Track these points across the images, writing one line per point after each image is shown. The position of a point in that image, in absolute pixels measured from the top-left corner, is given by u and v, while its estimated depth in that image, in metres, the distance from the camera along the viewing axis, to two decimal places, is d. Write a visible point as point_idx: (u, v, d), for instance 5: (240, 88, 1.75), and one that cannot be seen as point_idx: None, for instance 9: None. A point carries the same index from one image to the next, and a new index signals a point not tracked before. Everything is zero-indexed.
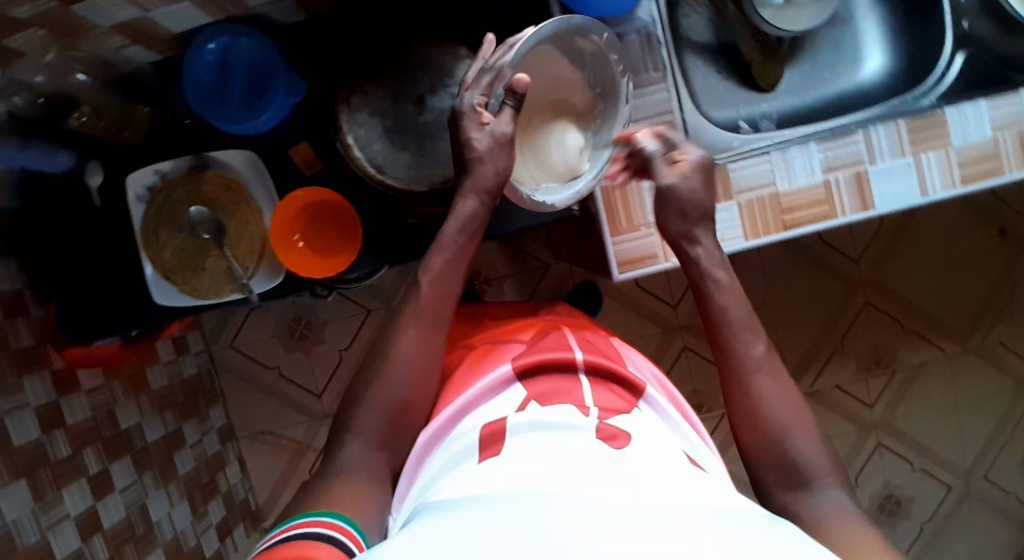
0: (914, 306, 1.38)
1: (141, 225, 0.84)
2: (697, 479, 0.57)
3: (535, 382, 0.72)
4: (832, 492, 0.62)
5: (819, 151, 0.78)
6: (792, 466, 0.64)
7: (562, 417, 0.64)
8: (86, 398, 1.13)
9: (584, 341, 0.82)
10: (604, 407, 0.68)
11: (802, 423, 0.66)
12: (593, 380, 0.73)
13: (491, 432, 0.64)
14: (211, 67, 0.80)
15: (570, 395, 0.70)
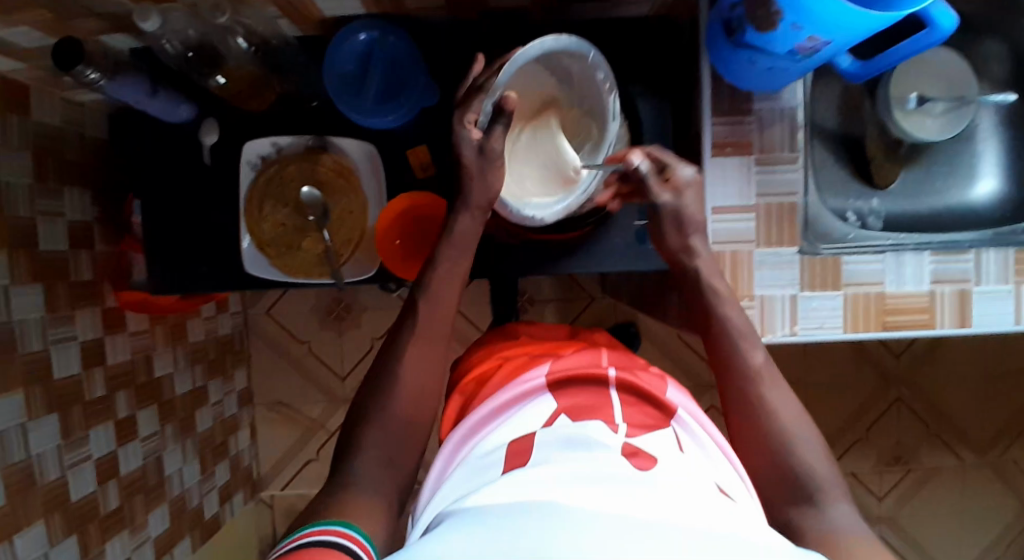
0: (942, 412, 1.40)
1: (249, 194, 0.85)
2: (727, 504, 0.52)
3: (565, 396, 0.68)
4: (837, 507, 0.60)
5: (931, 261, 0.79)
6: (793, 475, 0.63)
7: (595, 435, 0.60)
8: (128, 340, 1.11)
9: (623, 360, 0.76)
10: (635, 424, 0.64)
11: (802, 430, 0.66)
12: (626, 398, 0.68)
13: (515, 450, 0.61)
14: (354, 57, 0.82)
15: (599, 408, 0.65)
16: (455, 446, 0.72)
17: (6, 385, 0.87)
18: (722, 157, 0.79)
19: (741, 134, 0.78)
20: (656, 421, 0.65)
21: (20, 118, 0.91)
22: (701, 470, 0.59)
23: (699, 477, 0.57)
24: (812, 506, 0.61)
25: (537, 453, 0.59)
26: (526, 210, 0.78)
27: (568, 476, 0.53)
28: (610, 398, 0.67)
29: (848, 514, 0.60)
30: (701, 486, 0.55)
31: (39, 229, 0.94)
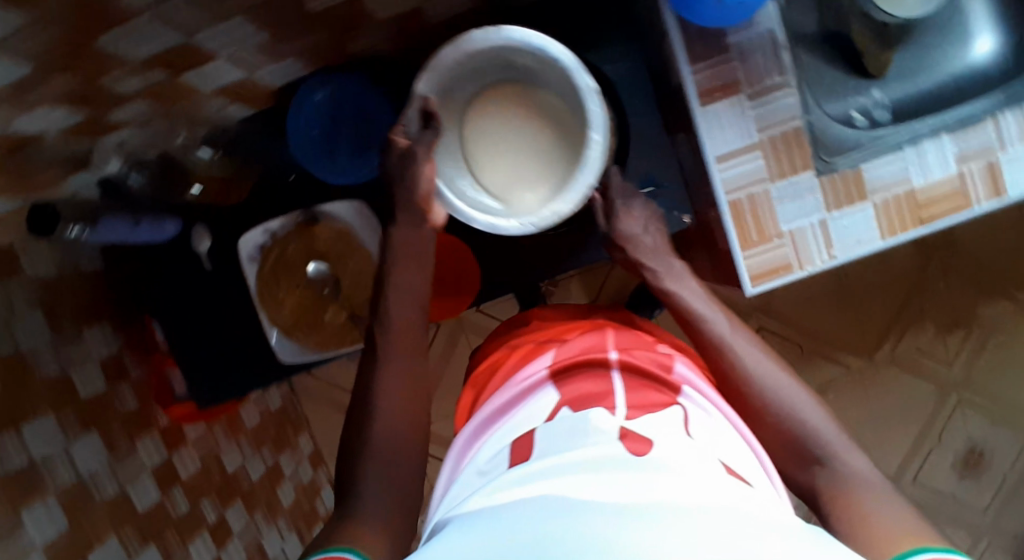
0: (989, 265, 1.37)
1: (258, 285, 0.83)
2: (738, 491, 0.48)
3: (569, 385, 0.67)
4: (848, 459, 0.61)
5: (951, 143, 0.76)
6: (797, 437, 0.63)
7: (596, 422, 0.58)
8: (194, 449, 1.12)
9: (630, 338, 0.74)
10: (636, 406, 0.62)
11: (805, 406, 0.65)
12: (630, 379, 0.66)
13: (520, 444, 0.60)
14: (318, 120, 0.78)
15: (602, 395, 0.63)
16: (460, 449, 0.70)
17: (98, 533, 0.88)
18: (712, 104, 0.75)
19: (725, 76, 0.74)
20: (663, 399, 0.63)
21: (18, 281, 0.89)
22: (708, 446, 0.57)
23: (703, 456, 0.54)
24: (819, 464, 0.61)
25: (540, 445, 0.58)
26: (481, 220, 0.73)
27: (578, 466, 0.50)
28: (611, 381, 0.66)
29: (864, 463, 0.60)
30: (710, 465, 0.52)
31: (74, 378, 0.94)
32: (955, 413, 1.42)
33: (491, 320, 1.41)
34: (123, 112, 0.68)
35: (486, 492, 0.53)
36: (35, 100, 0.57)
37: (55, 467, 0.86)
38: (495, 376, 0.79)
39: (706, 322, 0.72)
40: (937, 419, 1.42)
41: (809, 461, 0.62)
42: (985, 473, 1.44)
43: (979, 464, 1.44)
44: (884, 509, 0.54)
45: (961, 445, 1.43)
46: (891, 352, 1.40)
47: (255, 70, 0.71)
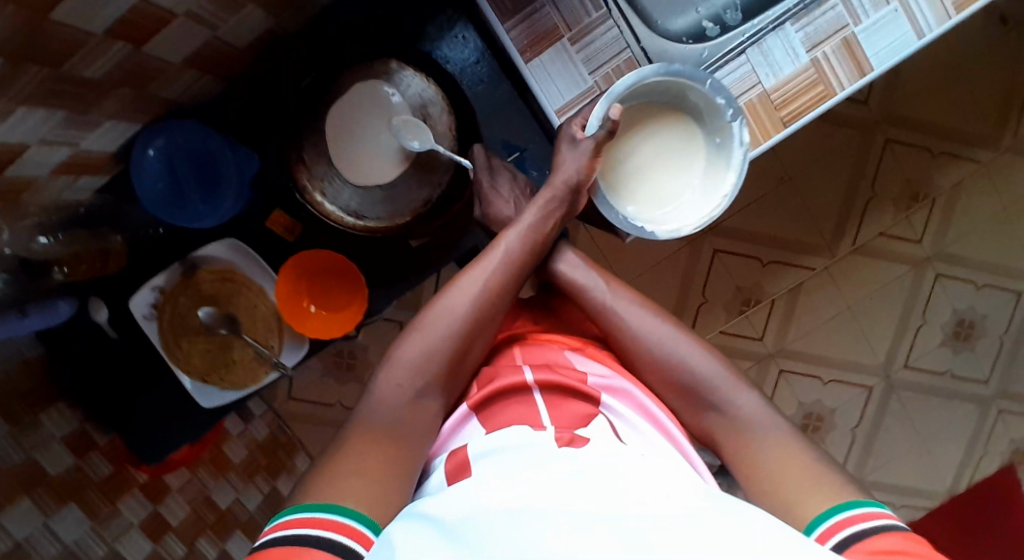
0: (937, 128, 1.31)
1: (163, 342, 0.84)
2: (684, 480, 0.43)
3: (495, 416, 0.56)
4: (742, 400, 0.62)
5: (797, 31, 0.72)
6: (698, 390, 0.64)
7: (514, 439, 0.50)
8: (180, 496, 1.18)
9: (535, 348, 0.65)
10: (564, 422, 0.53)
11: (697, 357, 0.65)
12: (551, 396, 0.57)
13: (455, 467, 0.52)
14: (160, 172, 0.77)
15: (524, 417, 0.54)
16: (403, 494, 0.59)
17: None
18: (536, 57, 0.71)
19: (541, 26, 0.70)
20: (585, 409, 0.56)
21: None
22: (637, 450, 0.51)
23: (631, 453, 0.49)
24: (714, 410, 0.63)
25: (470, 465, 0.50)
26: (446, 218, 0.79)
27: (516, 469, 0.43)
28: (535, 403, 0.56)
29: (754, 400, 0.62)
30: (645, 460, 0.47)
31: (41, 462, 0.98)
32: (936, 287, 1.37)
33: None
34: None
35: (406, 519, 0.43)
36: None
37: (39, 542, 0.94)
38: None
39: (588, 292, 0.71)
40: (919, 298, 1.37)
41: (706, 409, 0.63)
42: (978, 340, 1.40)
43: (971, 332, 1.40)
44: (777, 456, 0.58)
45: (948, 318, 1.38)
46: (855, 242, 1.35)
47: (79, 142, 0.68)
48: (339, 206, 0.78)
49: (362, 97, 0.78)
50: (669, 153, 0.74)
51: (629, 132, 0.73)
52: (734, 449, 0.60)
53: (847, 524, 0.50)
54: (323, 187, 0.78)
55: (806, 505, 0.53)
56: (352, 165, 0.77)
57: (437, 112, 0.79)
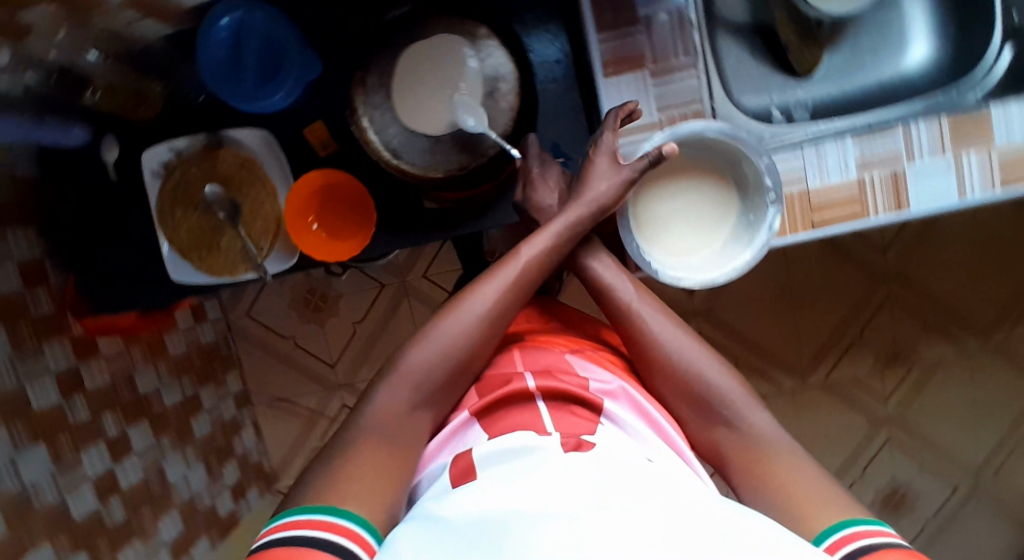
0: (938, 302, 1.34)
1: (159, 203, 0.84)
2: (673, 484, 0.43)
3: (498, 421, 0.56)
4: (754, 416, 0.61)
5: (855, 146, 0.74)
6: (710, 403, 0.62)
7: (520, 442, 0.51)
8: (105, 364, 1.13)
9: (541, 353, 0.65)
10: (567, 429, 0.54)
11: (712, 368, 0.64)
12: (556, 404, 0.57)
13: (458, 470, 0.52)
14: (223, 43, 0.77)
15: (528, 423, 0.54)
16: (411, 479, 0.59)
17: None
18: (616, 76, 0.73)
19: (631, 49, 0.73)
20: (586, 417, 0.56)
21: None
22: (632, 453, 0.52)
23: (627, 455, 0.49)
24: (726, 425, 0.62)
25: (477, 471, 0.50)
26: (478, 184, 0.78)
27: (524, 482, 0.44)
28: (538, 409, 0.56)
29: (768, 420, 0.61)
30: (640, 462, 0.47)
31: None
32: (884, 448, 1.39)
33: (435, 286, 1.45)
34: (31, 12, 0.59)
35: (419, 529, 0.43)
36: None
37: None
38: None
39: (614, 289, 0.70)
40: (866, 452, 1.39)
41: (719, 423, 0.62)
42: (904, 514, 1.41)
43: (899, 502, 1.41)
44: (791, 473, 0.56)
45: (883, 482, 1.40)
46: (827, 377, 1.37)
47: None
48: (382, 139, 0.79)
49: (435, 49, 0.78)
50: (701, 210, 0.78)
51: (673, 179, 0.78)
52: (743, 460, 0.59)
53: (860, 535, 0.48)
54: (373, 118, 0.78)
55: (821, 517, 0.51)
56: (407, 106, 0.77)
57: (505, 89, 0.78)
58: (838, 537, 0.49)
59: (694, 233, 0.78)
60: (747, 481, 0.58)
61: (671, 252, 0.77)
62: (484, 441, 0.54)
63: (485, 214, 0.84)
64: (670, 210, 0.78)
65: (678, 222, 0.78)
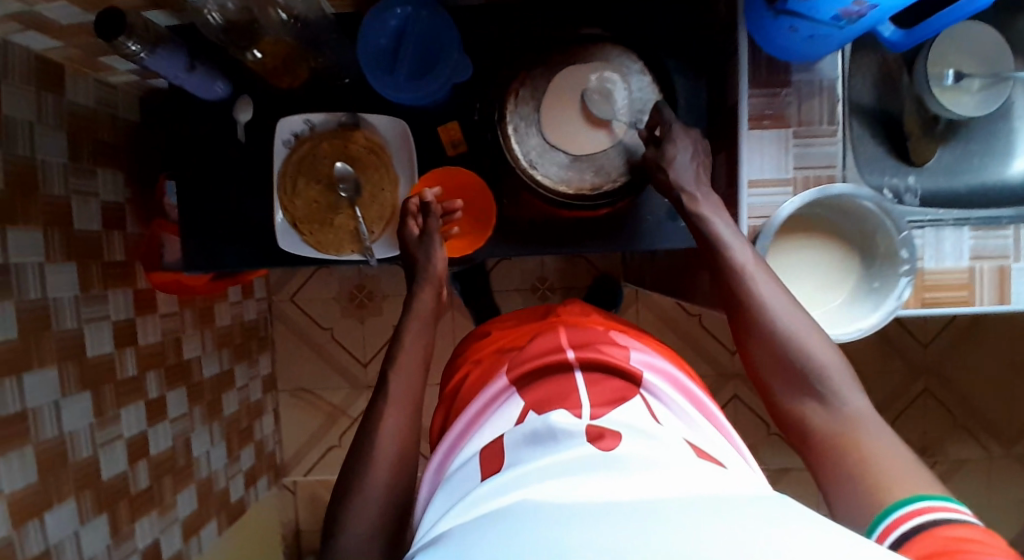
0: (969, 404, 1.38)
1: (283, 170, 0.84)
2: (717, 475, 0.47)
3: (532, 392, 0.63)
4: (848, 396, 0.61)
5: (971, 236, 0.78)
6: (804, 374, 0.63)
7: (558, 420, 0.55)
8: (159, 321, 1.11)
9: (585, 333, 0.72)
10: (601, 403, 0.59)
11: (811, 339, 0.64)
12: (592, 375, 0.64)
13: (492, 450, 0.56)
14: (388, 33, 0.80)
15: (563, 394, 0.61)
16: (450, 446, 0.65)
17: (41, 360, 0.86)
18: (759, 130, 0.76)
19: (778, 108, 0.76)
20: (621, 389, 0.62)
21: (60, 100, 0.91)
22: (671, 430, 0.57)
23: (671, 437, 0.54)
24: (817, 402, 0.62)
25: (512, 454, 0.54)
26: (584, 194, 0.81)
27: (564, 468, 0.48)
28: (575, 380, 0.63)
29: (864, 401, 0.61)
30: (683, 450, 0.52)
31: (73, 208, 0.94)
32: None
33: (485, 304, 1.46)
34: None
35: (456, 513, 0.48)
36: None
37: (26, 279, 0.84)
38: (466, 382, 0.76)
39: (729, 249, 0.69)
40: None
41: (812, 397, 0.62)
42: None
43: None
44: (880, 452, 0.56)
45: None
46: None
47: None
48: (522, 149, 0.81)
49: (592, 85, 0.79)
50: (832, 267, 0.75)
51: (810, 231, 0.75)
52: (828, 435, 0.60)
53: (928, 511, 0.48)
54: (517, 127, 0.81)
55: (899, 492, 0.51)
56: (557, 134, 0.80)
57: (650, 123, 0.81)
58: (901, 512, 0.49)
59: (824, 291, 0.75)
60: (824, 454, 0.59)
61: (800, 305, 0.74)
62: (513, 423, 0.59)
63: (589, 240, 0.84)
64: (803, 261, 0.75)
65: (806, 275, 0.75)
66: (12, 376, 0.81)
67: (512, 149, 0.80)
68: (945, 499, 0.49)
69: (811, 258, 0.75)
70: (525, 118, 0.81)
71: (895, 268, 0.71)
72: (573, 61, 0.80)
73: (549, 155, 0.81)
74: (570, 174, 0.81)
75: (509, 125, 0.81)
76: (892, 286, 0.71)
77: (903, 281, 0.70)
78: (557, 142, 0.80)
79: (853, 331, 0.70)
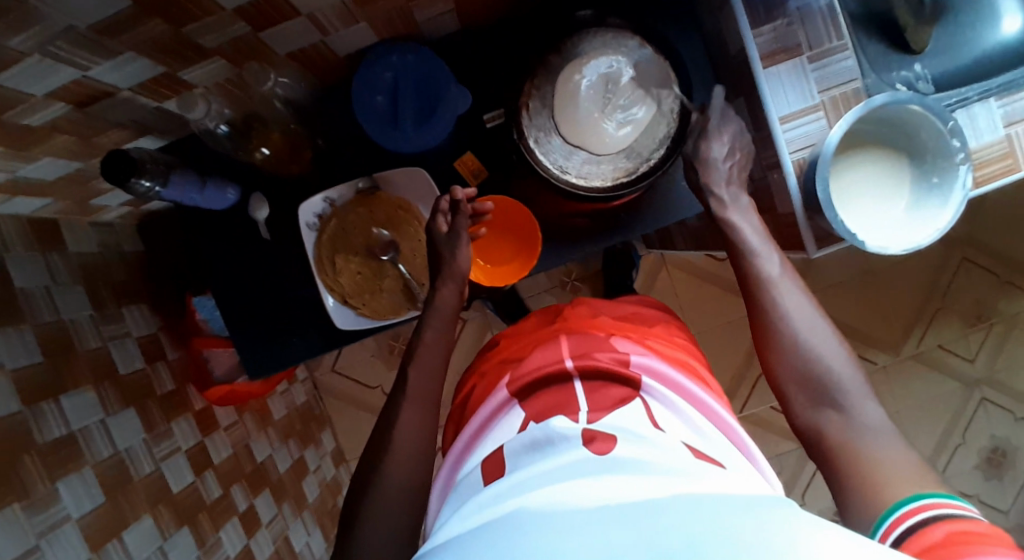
0: (1010, 258, 1.40)
1: (318, 254, 0.82)
2: (715, 478, 0.47)
3: (535, 404, 0.63)
4: (862, 409, 0.65)
5: (1000, 106, 0.79)
6: (821, 386, 0.67)
7: (558, 429, 0.56)
8: (226, 435, 1.08)
9: (585, 342, 0.70)
10: (597, 409, 0.59)
11: (829, 352, 0.69)
12: (590, 383, 0.63)
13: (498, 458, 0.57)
14: (383, 87, 0.78)
15: (563, 403, 0.61)
16: (454, 461, 0.67)
17: (134, 512, 0.83)
18: (774, 66, 0.75)
19: (786, 40, 0.75)
20: (621, 396, 0.61)
21: (66, 254, 0.88)
22: (668, 433, 0.57)
23: (670, 441, 0.54)
24: (835, 411, 0.66)
25: (511, 462, 0.55)
26: (618, 181, 0.79)
27: (564, 470, 0.49)
28: (574, 390, 0.63)
29: (876, 413, 0.65)
30: (683, 455, 0.51)
31: (113, 354, 0.91)
32: (979, 409, 1.43)
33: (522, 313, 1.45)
34: (215, 36, 0.63)
35: (455, 523, 0.50)
36: (121, 44, 0.58)
37: (94, 439, 0.81)
38: (477, 390, 0.75)
39: (757, 258, 0.74)
40: (961, 415, 1.43)
41: (827, 406, 0.67)
42: (1008, 469, 1.45)
43: (1001, 460, 1.45)
44: (888, 461, 0.60)
45: (985, 443, 1.44)
46: (916, 347, 1.42)
47: (329, 30, 0.70)
48: (548, 157, 0.79)
49: (592, 77, 0.78)
50: (889, 175, 0.74)
51: (858, 148, 0.74)
52: (841, 441, 0.64)
53: (934, 508, 0.53)
54: (537, 139, 0.79)
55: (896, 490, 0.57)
56: (575, 133, 0.78)
57: (667, 91, 0.78)
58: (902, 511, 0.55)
59: (887, 200, 0.74)
60: (833, 458, 0.64)
61: (869, 222, 0.74)
62: (513, 435, 0.59)
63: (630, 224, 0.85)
64: (860, 178, 0.75)
65: (865, 192, 0.74)
66: (114, 537, 0.79)
67: (536, 160, 0.78)
68: (947, 497, 0.54)
69: (864, 175, 0.74)
70: (541, 127, 0.79)
71: (949, 159, 0.71)
72: (567, 56, 0.79)
73: (573, 156, 0.79)
74: (597, 167, 0.79)
75: (528, 137, 0.79)
76: (953, 178, 0.71)
77: (962, 169, 0.70)
78: (579, 142, 0.78)
79: (929, 235, 0.70)
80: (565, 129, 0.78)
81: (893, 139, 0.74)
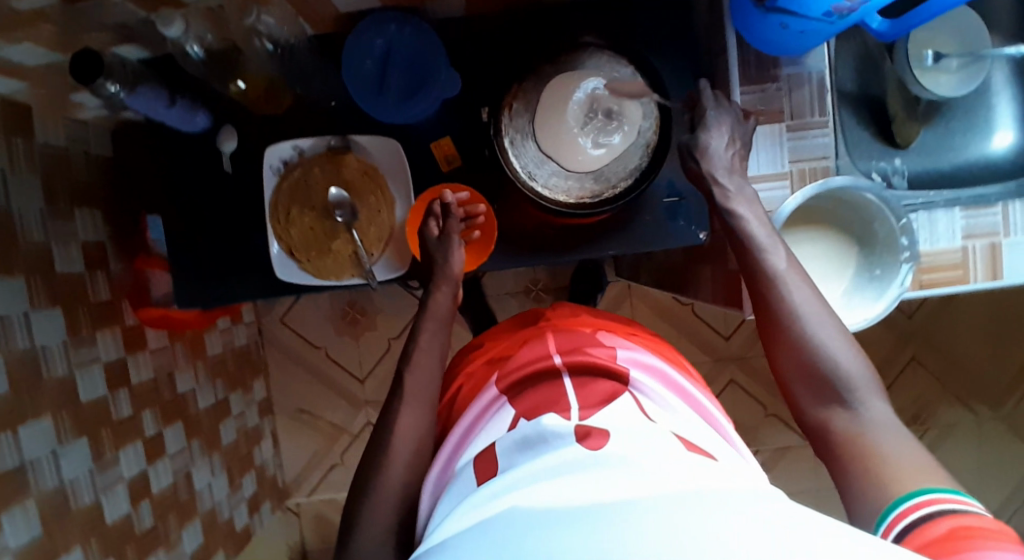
0: (957, 368, 1.42)
1: (274, 200, 0.82)
2: (714, 471, 0.45)
3: (523, 399, 0.61)
4: (870, 406, 0.59)
5: (962, 216, 0.80)
6: (826, 379, 0.61)
7: (549, 424, 0.53)
8: (150, 358, 1.07)
9: (573, 338, 0.69)
10: (589, 404, 0.56)
11: (837, 345, 0.62)
12: (580, 377, 0.61)
13: (486, 456, 0.54)
14: (374, 53, 0.79)
15: (555, 399, 0.58)
16: (453, 450, 0.63)
17: (35, 410, 0.82)
18: (753, 126, 0.76)
19: (769, 103, 0.76)
20: (609, 389, 0.59)
21: (29, 143, 0.87)
22: (657, 423, 0.54)
23: (658, 430, 0.51)
24: (843, 408, 0.60)
25: (504, 459, 0.52)
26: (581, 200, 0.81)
27: (553, 470, 0.46)
28: (563, 385, 0.60)
29: (885, 410, 0.59)
30: (676, 446, 0.49)
31: (54, 253, 0.90)
32: None
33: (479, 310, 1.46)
34: None
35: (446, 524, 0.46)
36: None
37: (12, 329, 0.80)
38: (463, 388, 0.73)
39: (763, 251, 0.67)
40: None
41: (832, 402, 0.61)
42: None
43: None
44: (898, 460, 0.54)
45: None
46: None
47: None
48: (519, 161, 0.81)
49: (583, 93, 0.78)
50: (836, 257, 0.76)
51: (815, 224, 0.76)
52: (845, 439, 0.58)
53: (937, 502, 0.48)
54: (513, 140, 0.80)
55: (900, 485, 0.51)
56: (550, 143, 0.79)
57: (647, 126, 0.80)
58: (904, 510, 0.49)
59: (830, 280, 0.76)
60: (839, 457, 0.58)
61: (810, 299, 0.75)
62: (505, 432, 0.56)
63: (592, 243, 0.85)
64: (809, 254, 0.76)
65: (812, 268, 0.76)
66: (7, 429, 0.78)
67: (507, 163, 0.79)
68: (952, 491, 0.49)
69: (813, 251, 0.76)
70: (519, 130, 0.80)
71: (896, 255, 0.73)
72: (560, 68, 0.80)
73: (544, 165, 0.81)
74: (565, 183, 0.81)
75: (503, 137, 0.80)
76: (893, 273, 0.73)
77: (904, 267, 0.73)
78: (552, 153, 0.80)
79: (860, 321, 0.72)
80: (543, 140, 0.79)
81: (852, 223, 0.76)
